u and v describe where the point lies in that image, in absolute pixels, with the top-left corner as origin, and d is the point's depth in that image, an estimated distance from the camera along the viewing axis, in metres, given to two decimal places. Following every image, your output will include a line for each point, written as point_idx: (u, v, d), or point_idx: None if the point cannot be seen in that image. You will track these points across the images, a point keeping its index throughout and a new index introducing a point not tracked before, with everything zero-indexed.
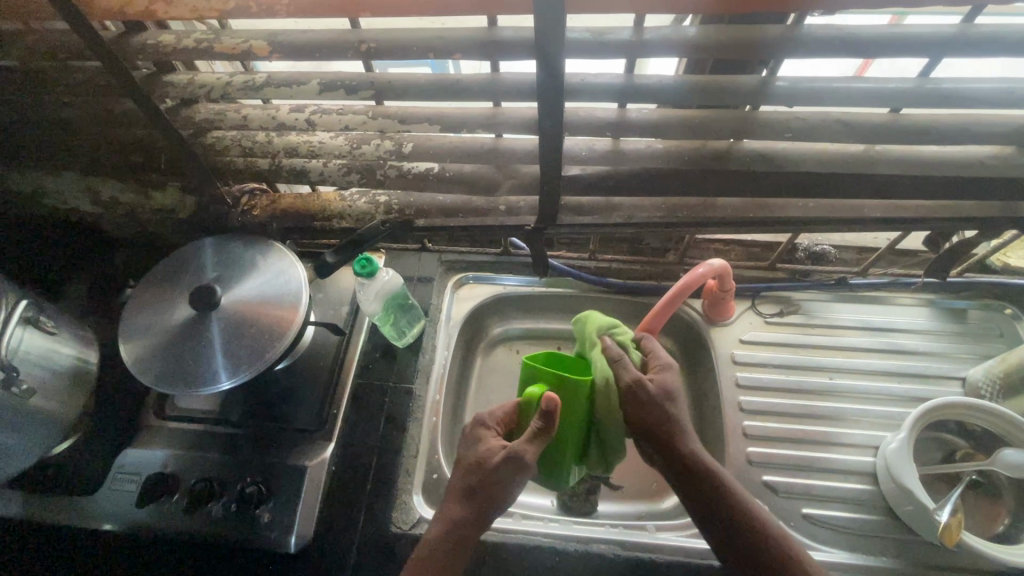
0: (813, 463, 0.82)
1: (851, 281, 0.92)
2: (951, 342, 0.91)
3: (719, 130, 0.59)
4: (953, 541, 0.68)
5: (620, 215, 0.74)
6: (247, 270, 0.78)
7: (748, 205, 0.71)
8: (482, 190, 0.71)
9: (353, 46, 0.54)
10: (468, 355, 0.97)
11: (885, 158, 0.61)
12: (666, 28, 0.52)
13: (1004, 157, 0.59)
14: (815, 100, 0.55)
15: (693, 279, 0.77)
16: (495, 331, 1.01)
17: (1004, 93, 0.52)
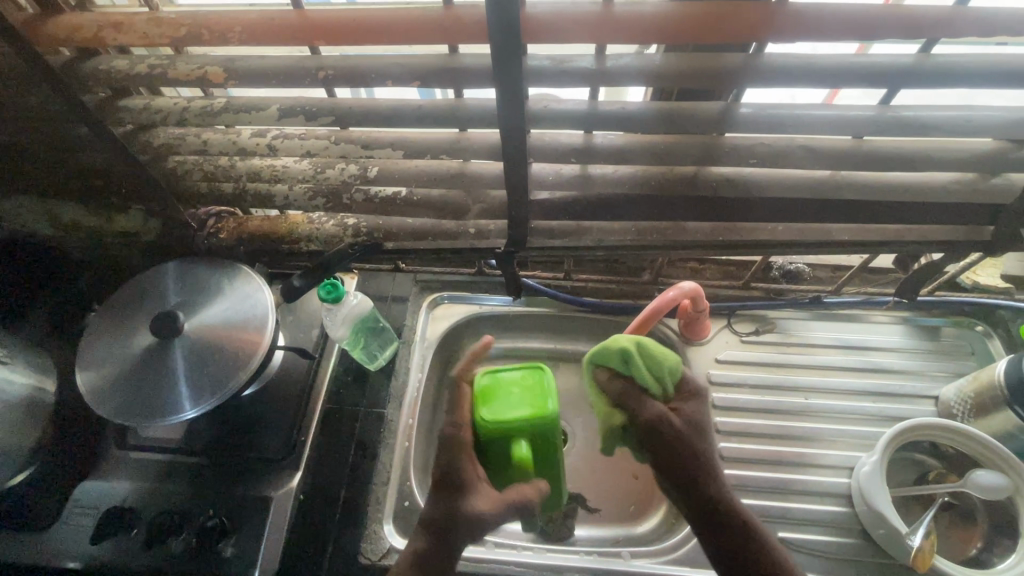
0: (790, 485, 0.81)
1: (826, 300, 0.92)
2: (923, 360, 0.91)
3: (685, 155, 0.59)
4: (925, 566, 0.68)
5: (590, 238, 0.73)
6: (213, 296, 0.76)
7: (718, 229, 0.71)
8: (451, 215, 0.70)
9: (311, 73, 0.54)
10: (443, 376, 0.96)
11: (849, 184, 0.61)
12: (627, 57, 0.52)
13: (966, 183, 0.59)
14: (779, 128, 0.55)
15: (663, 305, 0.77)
16: None
17: (962, 121, 0.53)
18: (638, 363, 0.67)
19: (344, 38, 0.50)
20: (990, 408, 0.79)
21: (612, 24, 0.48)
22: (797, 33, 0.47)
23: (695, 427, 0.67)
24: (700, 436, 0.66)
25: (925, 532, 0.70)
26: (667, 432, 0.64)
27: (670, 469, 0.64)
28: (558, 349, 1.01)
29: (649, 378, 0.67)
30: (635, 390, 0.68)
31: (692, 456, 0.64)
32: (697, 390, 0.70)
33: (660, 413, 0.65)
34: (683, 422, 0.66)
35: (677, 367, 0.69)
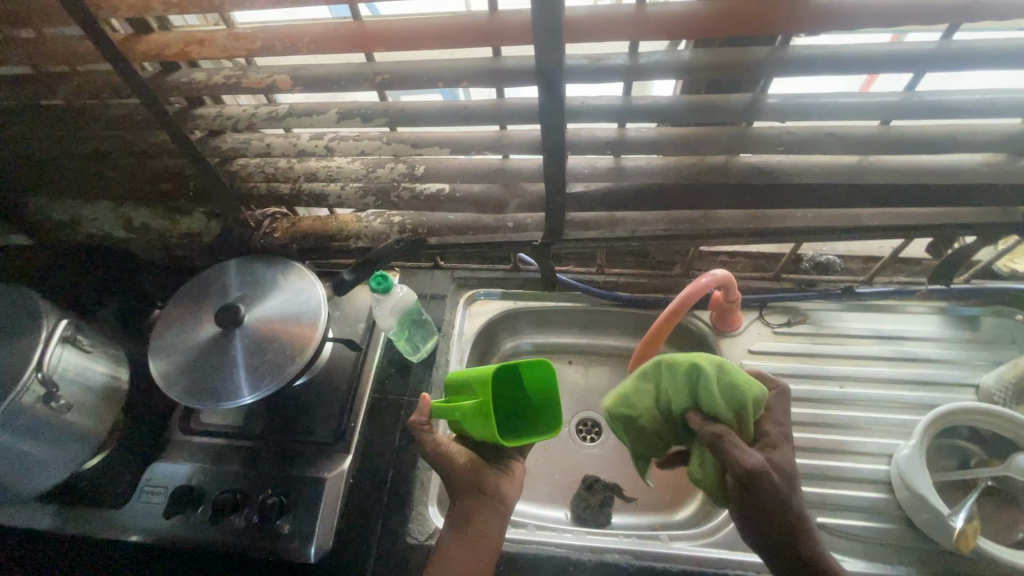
0: (827, 472, 0.82)
1: (858, 290, 0.93)
2: (961, 349, 0.91)
3: (715, 145, 0.62)
4: (969, 547, 0.67)
5: (624, 229, 0.77)
6: (270, 290, 0.82)
7: (748, 217, 0.73)
8: (491, 208, 0.74)
9: (369, 78, 0.59)
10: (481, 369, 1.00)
11: (878, 168, 0.63)
12: (658, 53, 0.56)
13: (995, 164, 0.61)
14: (806, 115, 0.58)
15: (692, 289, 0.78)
16: (506, 346, 1.04)
17: (987, 103, 0.55)
18: (713, 392, 0.61)
19: (399, 45, 0.55)
20: None
21: (645, 22, 0.51)
22: (822, 24, 0.50)
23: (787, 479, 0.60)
24: (791, 486, 0.59)
25: (968, 515, 0.69)
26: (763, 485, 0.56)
27: (793, 530, 0.57)
28: (591, 343, 1.04)
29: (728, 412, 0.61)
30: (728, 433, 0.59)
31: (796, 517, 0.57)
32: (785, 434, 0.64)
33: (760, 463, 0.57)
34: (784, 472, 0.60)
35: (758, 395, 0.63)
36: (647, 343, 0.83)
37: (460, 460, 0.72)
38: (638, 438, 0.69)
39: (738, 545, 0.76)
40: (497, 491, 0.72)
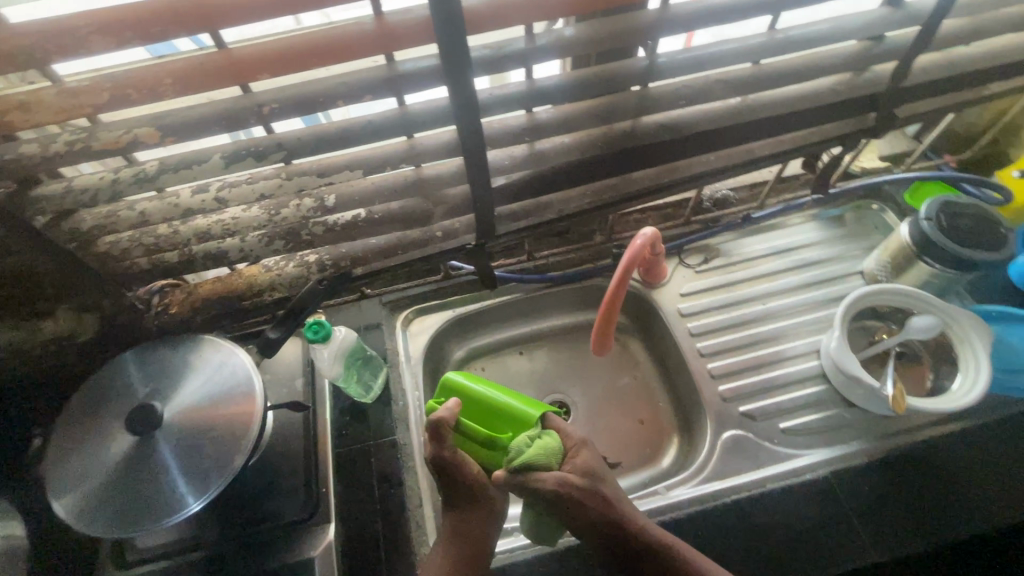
0: (776, 382, 0.90)
1: (754, 216, 1.02)
2: (842, 245, 1.05)
3: (621, 111, 0.64)
4: (902, 407, 0.75)
5: (551, 212, 0.76)
6: (182, 374, 0.70)
7: (659, 173, 0.77)
8: (416, 223, 0.70)
9: (251, 112, 0.52)
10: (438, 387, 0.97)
11: (759, 104, 0.69)
12: (552, 32, 0.56)
13: (847, 81, 0.70)
14: (694, 68, 0.62)
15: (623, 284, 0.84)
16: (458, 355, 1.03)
17: (832, 30, 0.62)
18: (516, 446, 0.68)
19: (280, 68, 0.49)
20: (904, 266, 0.91)
21: (538, 2, 0.51)
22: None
23: (592, 479, 0.68)
24: (592, 494, 0.66)
25: (893, 381, 0.79)
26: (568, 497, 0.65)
27: (587, 527, 0.66)
28: (535, 328, 1.06)
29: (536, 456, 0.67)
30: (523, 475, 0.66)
31: (604, 505, 0.66)
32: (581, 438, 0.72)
33: (556, 480, 0.65)
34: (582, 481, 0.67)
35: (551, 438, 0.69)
36: (609, 305, 0.84)
37: (469, 472, 0.70)
38: (538, 450, 0.67)
39: (727, 473, 0.81)
40: (488, 504, 0.72)
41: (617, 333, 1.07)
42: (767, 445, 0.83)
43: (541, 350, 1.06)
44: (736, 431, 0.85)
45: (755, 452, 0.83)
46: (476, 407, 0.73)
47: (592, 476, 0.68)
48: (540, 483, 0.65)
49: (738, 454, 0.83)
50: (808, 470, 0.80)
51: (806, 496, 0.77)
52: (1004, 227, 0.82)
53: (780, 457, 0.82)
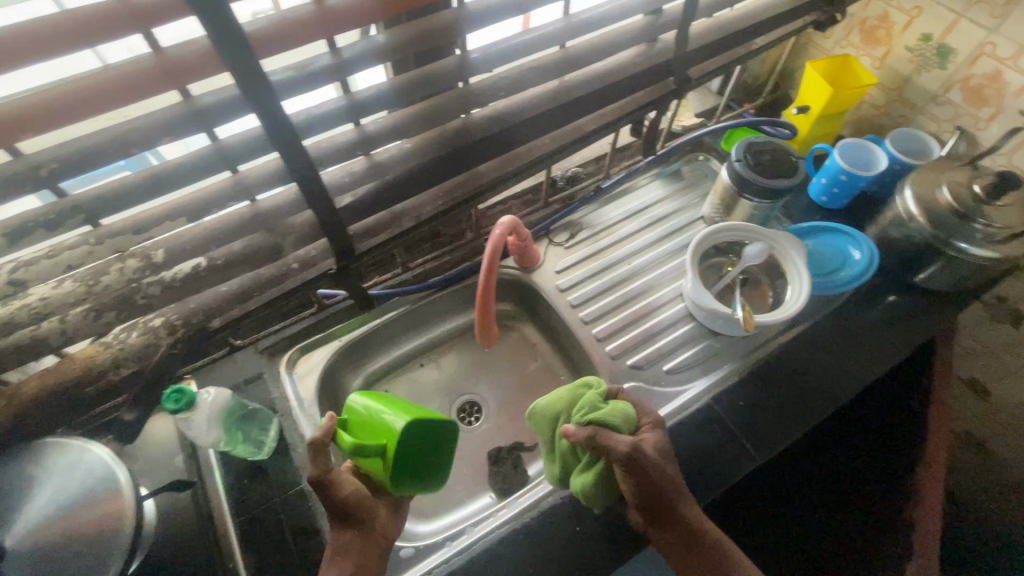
0: (653, 330, 0.99)
1: (604, 185, 1.10)
2: (682, 197, 1.18)
3: (448, 110, 0.66)
4: (752, 325, 0.87)
5: (409, 219, 0.76)
6: (26, 490, 0.63)
7: (504, 162, 0.79)
8: (268, 259, 0.67)
9: (27, 177, 0.46)
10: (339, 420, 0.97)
11: (575, 84, 0.75)
12: (358, 43, 0.56)
13: (644, 52, 0.78)
14: (506, 59, 0.65)
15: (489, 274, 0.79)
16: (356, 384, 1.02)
17: (616, 10, 0.69)
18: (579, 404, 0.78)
19: (50, 123, 0.44)
20: (732, 206, 1.05)
21: (331, 16, 0.50)
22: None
23: (664, 452, 0.75)
24: (669, 461, 0.74)
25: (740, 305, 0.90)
26: (642, 461, 0.70)
27: (651, 501, 0.71)
28: (430, 338, 1.08)
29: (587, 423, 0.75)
30: (596, 439, 0.71)
31: (678, 494, 0.72)
32: (656, 421, 0.78)
33: (632, 444, 0.70)
34: (656, 453, 0.74)
35: (626, 412, 0.76)
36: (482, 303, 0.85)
37: (346, 493, 0.69)
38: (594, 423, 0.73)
39: None
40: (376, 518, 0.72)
41: (509, 323, 1.11)
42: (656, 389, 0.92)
43: (443, 358, 1.08)
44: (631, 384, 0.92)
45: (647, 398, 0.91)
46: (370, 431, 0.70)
47: (662, 453, 0.75)
48: (611, 448, 0.70)
49: None
50: (693, 402, 0.89)
51: (697, 425, 0.85)
52: (795, 155, 0.97)
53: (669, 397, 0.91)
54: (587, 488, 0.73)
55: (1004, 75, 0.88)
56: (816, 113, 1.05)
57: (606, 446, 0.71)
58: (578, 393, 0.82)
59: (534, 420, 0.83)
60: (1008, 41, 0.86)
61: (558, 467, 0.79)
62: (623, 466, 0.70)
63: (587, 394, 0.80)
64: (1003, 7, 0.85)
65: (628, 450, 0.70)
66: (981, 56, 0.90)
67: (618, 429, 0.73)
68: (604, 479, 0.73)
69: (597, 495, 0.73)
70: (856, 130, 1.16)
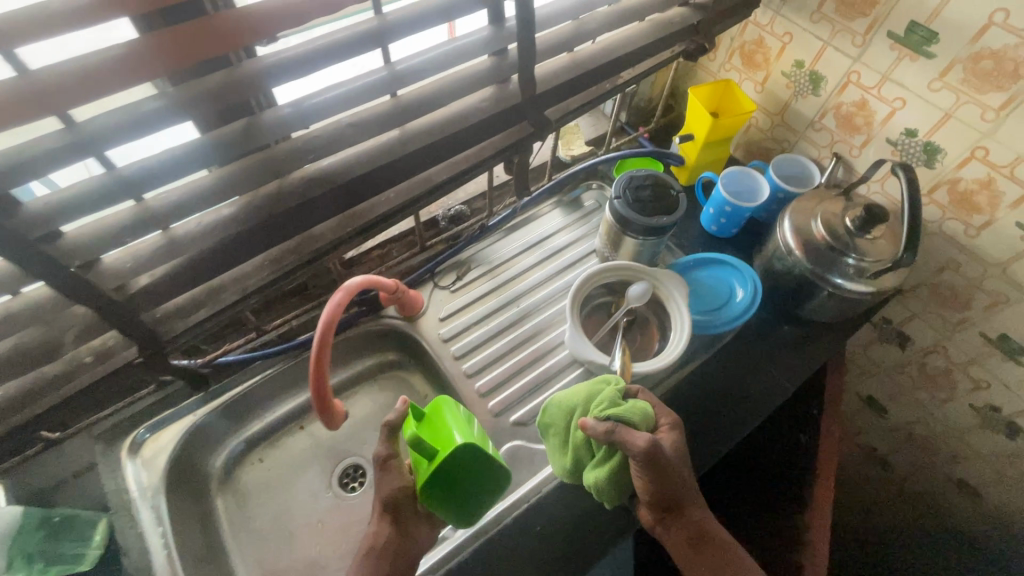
0: (540, 380, 0.94)
1: (490, 223, 1.03)
2: (577, 229, 1.13)
3: (248, 178, 0.57)
4: (629, 377, 0.84)
5: (231, 293, 0.66)
6: None
7: (343, 221, 0.70)
8: (42, 359, 0.57)
9: None
10: (198, 504, 0.87)
11: (413, 135, 0.67)
12: (105, 115, 0.47)
13: (494, 95, 0.71)
14: (315, 116, 0.57)
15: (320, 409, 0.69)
16: (220, 462, 0.91)
17: (444, 56, 0.63)
18: (599, 402, 0.76)
19: None
20: (618, 242, 0.99)
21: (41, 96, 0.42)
22: (257, 34, 0.48)
23: (679, 453, 0.74)
24: (684, 462, 0.74)
25: (620, 354, 0.86)
26: (660, 459, 0.69)
27: (661, 498, 0.71)
28: (307, 399, 0.99)
29: (624, 410, 0.73)
30: (618, 434, 0.69)
31: (688, 488, 0.73)
32: (673, 421, 0.77)
33: (649, 444, 0.68)
34: (673, 454, 0.73)
35: (647, 409, 0.75)
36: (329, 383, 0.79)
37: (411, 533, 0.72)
38: (632, 409, 0.73)
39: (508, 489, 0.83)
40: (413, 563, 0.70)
41: (396, 375, 1.04)
42: (539, 448, 0.86)
43: (323, 418, 0.99)
44: (513, 443, 0.87)
45: (529, 459, 0.86)
46: (431, 435, 0.71)
47: (679, 452, 0.74)
48: (630, 442, 0.68)
49: (515, 466, 0.85)
50: None
51: (576, 488, 0.80)
52: (676, 189, 0.94)
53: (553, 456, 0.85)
54: (602, 481, 0.71)
55: (870, 104, 0.87)
56: (701, 141, 1.02)
57: (623, 442, 0.69)
58: (598, 387, 0.79)
59: (551, 411, 0.82)
60: (870, 70, 0.84)
61: (568, 458, 0.77)
62: (641, 462, 0.68)
63: (607, 390, 0.78)
64: (863, 36, 0.83)
65: (646, 448, 0.68)
66: (848, 85, 0.88)
67: (635, 426, 0.72)
68: (619, 475, 0.72)
69: (609, 491, 0.73)
70: (748, 153, 1.14)
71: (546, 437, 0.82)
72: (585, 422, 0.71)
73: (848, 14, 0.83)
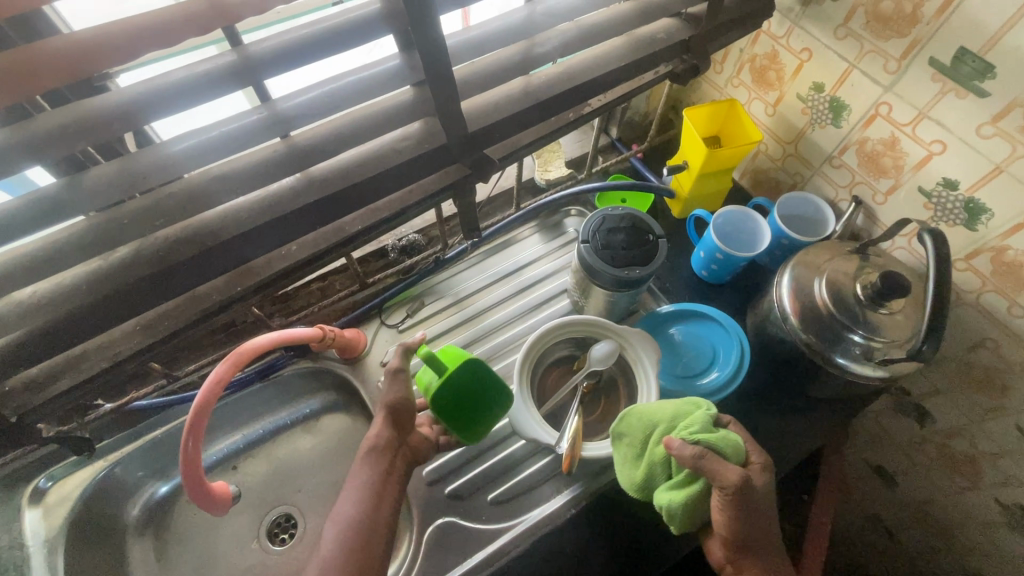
0: (486, 444, 0.81)
1: (446, 256, 0.92)
2: (551, 261, 1.00)
3: (86, 243, 0.47)
4: (574, 465, 0.72)
5: (96, 361, 0.57)
6: None
7: (232, 279, 0.59)
8: None
9: None
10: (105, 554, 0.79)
11: (309, 183, 0.54)
12: None
13: (418, 133, 0.57)
14: (166, 172, 0.46)
15: (199, 498, 0.64)
16: (135, 509, 0.84)
17: (340, 92, 0.50)
18: (688, 419, 0.65)
19: None
20: (586, 290, 0.86)
21: None
22: (63, 78, 0.39)
23: (769, 495, 0.62)
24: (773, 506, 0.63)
25: (568, 434, 0.74)
26: (750, 495, 0.59)
27: (745, 541, 0.61)
28: (237, 440, 0.91)
29: (715, 436, 0.62)
30: (708, 464, 0.59)
31: (772, 535, 0.62)
32: (767, 462, 0.64)
33: (740, 480, 0.58)
34: (764, 496, 0.61)
35: (737, 441, 0.63)
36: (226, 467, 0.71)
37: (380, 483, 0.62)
38: (725, 439, 0.62)
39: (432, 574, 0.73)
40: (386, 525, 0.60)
41: (338, 418, 0.94)
42: (474, 526, 0.76)
43: (255, 462, 0.90)
44: (446, 517, 0.77)
45: (462, 540, 0.75)
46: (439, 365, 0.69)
47: (769, 493, 0.62)
48: (721, 475, 0.59)
49: (444, 547, 0.75)
50: (512, 547, 0.74)
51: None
52: (654, 234, 0.79)
53: (487, 536, 0.75)
54: (677, 509, 0.61)
55: (901, 143, 0.71)
56: (694, 171, 0.87)
57: (713, 473, 0.59)
58: (685, 408, 0.68)
59: (626, 422, 0.70)
60: (904, 103, 0.68)
61: (641, 471, 0.67)
62: (728, 498, 0.58)
63: (696, 412, 0.66)
64: (898, 60, 0.66)
65: (737, 483, 0.58)
66: (875, 118, 0.72)
67: (727, 456, 0.61)
68: (697, 506, 0.62)
69: (681, 518, 0.63)
70: (754, 183, 0.98)
71: (617, 444, 0.71)
72: (671, 441, 0.62)
73: (881, 31, 0.66)
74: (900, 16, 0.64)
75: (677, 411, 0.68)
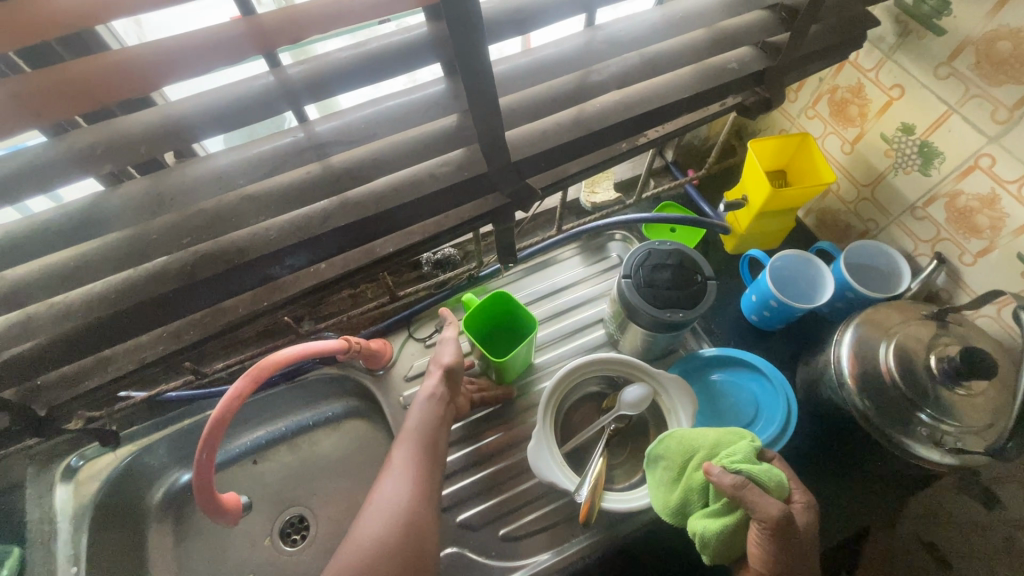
0: (503, 475, 0.79)
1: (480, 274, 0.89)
2: (589, 287, 0.95)
3: (115, 254, 0.47)
4: (587, 517, 0.66)
5: (125, 363, 0.58)
6: None
7: (260, 294, 0.58)
8: None
9: None
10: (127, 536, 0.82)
11: (340, 207, 0.52)
12: None
13: (456, 160, 0.54)
14: (197, 189, 0.46)
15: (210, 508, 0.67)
16: (158, 493, 0.86)
17: (375, 118, 0.48)
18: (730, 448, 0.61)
19: None
20: (624, 326, 0.81)
21: None
22: (104, 96, 0.38)
23: (811, 536, 0.58)
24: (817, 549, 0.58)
25: (589, 482, 0.68)
26: (790, 534, 0.55)
27: None
28: (259, 437, 0.92)
29: (756, 467, 0.58)
30: (746, 494, 0.56)
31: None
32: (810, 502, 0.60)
33: (784, 513, 0.55)
34: (807, 537, 0.57)
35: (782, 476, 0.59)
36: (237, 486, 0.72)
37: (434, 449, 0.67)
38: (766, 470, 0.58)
39: None
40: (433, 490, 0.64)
41: (358, 427, 0.93)
42: (482, 561, 0.73)
43: (275, 461, 0.91)
44: (454, 548, 0.74)
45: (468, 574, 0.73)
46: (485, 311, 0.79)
47: (813, 533, 0.58)
48: (760, 508, 0.55)
49: None
50: None
51: None
52: (705, 275, 0.73)
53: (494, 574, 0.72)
54: (712, 537, 0.59)
55: (1001, 202, 0.62)
56: (754, 209, 0.80)
57: (751, 504, 0.56)
58: (729, 436, 0.64)
59: (664, 443, 0.66)
60: (1012, 158, 0.59)
61: (676, 496, 0.63)
62: (767, 532, 0.55)
63: (739, 441, 0.63)
64: (1010, 110, 0.58)
65: (778, 518, 0.55)
66: (973, 170, 0.64)
67: (769, 490, 0.57)
68: (733, 537, 0.59)
69: (714, 547, 0.60)
70: (820, 223, 0.90)
71: (651, 468, 0.67)
72: (711, 467, 0.59)
73: (992, 75, 0.58)
74: (1019, 60, 0.55)
75: (722, 437, 0.64)
